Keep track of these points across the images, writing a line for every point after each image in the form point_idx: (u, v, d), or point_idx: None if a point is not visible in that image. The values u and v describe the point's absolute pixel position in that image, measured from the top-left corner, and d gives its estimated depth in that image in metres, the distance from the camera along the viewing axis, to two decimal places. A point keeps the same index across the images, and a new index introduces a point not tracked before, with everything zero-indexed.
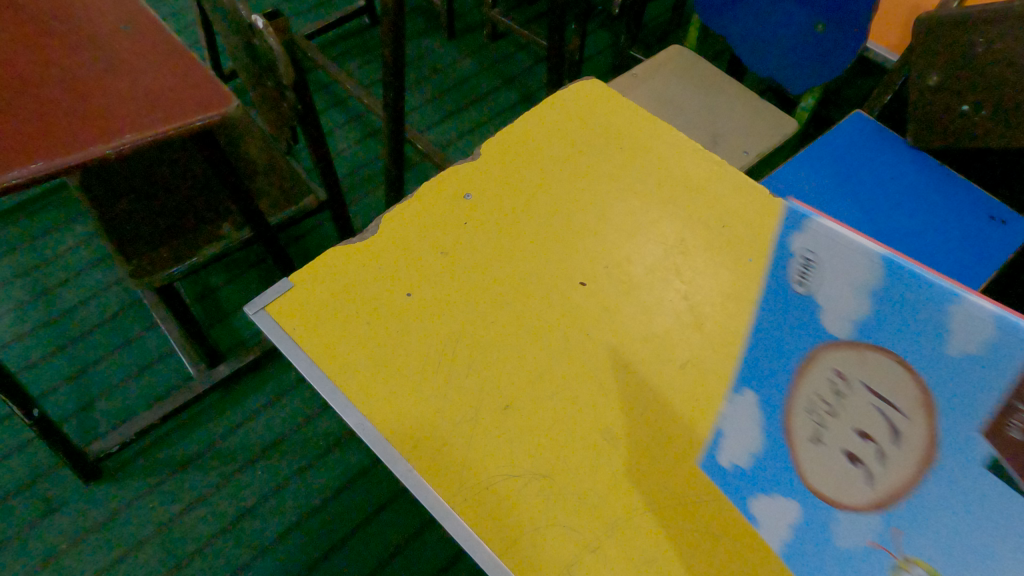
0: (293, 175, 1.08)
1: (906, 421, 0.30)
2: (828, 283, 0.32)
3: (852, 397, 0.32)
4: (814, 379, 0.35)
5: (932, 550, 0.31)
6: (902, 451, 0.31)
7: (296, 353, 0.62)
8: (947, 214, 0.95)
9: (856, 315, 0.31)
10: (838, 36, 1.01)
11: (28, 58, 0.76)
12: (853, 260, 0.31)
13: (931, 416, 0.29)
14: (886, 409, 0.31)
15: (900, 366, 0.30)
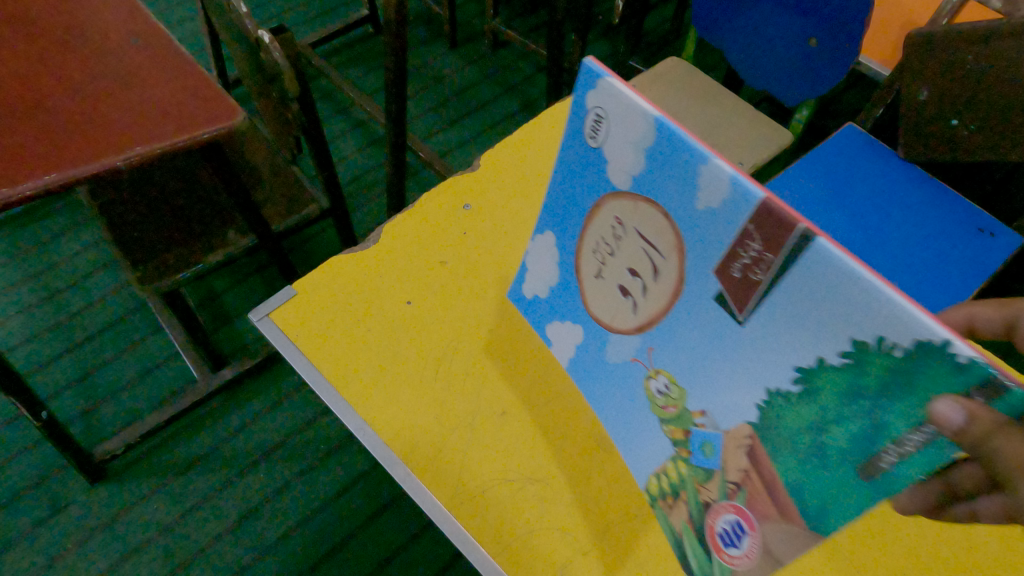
0: (296, 185, 1.11)
1: (661, 260, 0.41)
2: (615, 138, 0.42)
3: (625, 239, 0.45)
4: (604, 221, 0.47)
5: (669, 354, 0.45)
6: (653, 283, 0.44)
7: (297, 358, 0.64)
8: (936, 225, 0.96)
9: (631, 171, 0.42)
10: (829, 51, 1.03)
11: (41, 71, 0.79)
12: (631, 120, 0.40)
13: (678, 258, 0.40)
14: (644, 250, 0.43)
15: (655, 217, 0.40)
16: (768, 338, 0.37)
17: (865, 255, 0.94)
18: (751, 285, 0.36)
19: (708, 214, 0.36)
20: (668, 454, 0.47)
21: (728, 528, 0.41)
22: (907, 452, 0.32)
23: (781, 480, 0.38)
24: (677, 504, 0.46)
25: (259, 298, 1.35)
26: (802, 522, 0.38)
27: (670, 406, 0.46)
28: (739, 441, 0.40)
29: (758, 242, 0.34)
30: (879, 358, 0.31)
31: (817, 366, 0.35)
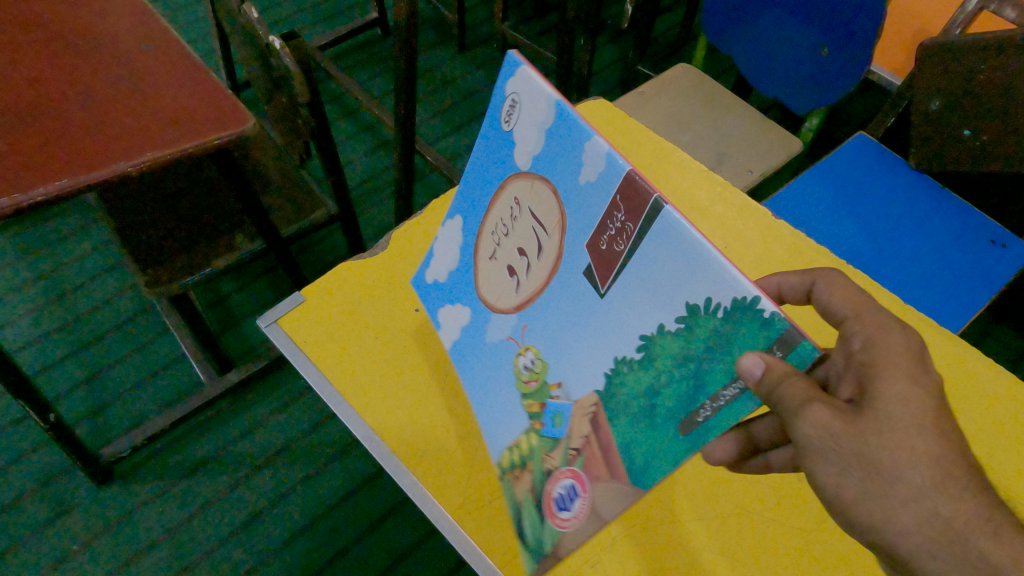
0: (305, 188, 1.10)
1: (547, 237, 0.49)
2: (524, 122, 0.50)
3: (520, 219, 0.52)
4: (503, 205, 0.54)
5: (540, 330, 0.52)
6: (538, 260, 0.51)
7: (306, 366, 0.65)
8: (949, 236, 0.96)
9: (534, 153, 0.49)
10: (841, 60, 1.02)
11: (55, 76, 0.79)
12: (537, 108, 0.48)
13: (560, 234, 0.48)
14: (534, 230, 0.51)
15: (546, 194, 0.48)
16: (618, 306, 0.44)
17: (877, 267, 0.93)
18: (613, 257, 0.43)
19: (592, 186, 0.44)
20: (522, 427, 0.54)
21: (567, 487, 0.49)
22: (719, 408, 0.41)
23: (617, 440, 0.46)
24: (523, 474, 0.53)
25: (266, 301, 1.36)
26: (627, 475, 0.46)
27: (532, 380, 0.53)
28: (585, 410, 0.48)
29: (622, 213, 0.42)
30: (707, 319, 0.39)
31: (659, 332, 0.42)
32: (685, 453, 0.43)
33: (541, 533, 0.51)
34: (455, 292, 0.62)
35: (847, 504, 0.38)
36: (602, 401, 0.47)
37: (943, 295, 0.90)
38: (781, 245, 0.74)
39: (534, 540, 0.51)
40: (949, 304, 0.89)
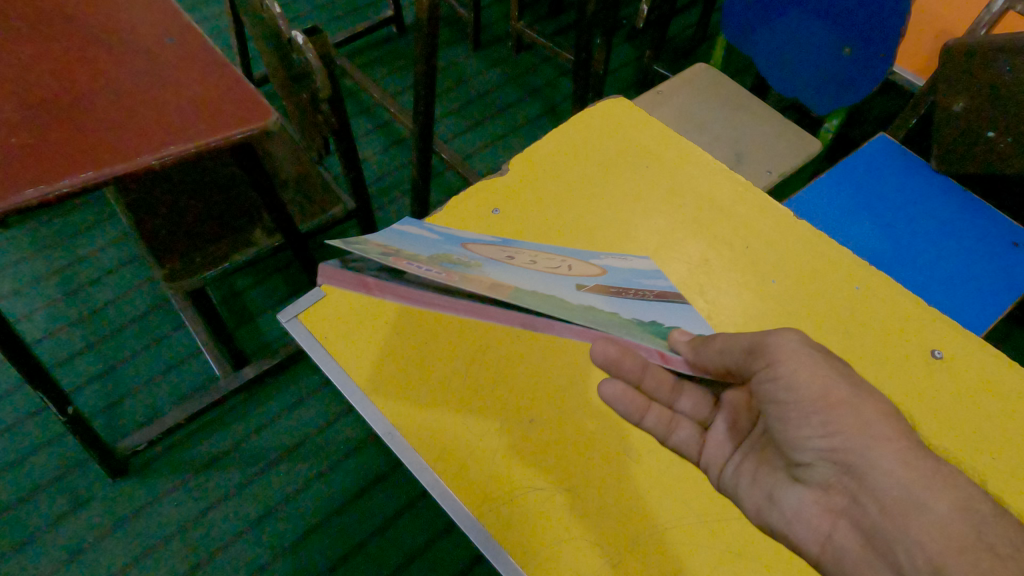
0: (322, 185, 1.11)
1: (566, 270, 0.55)
2: (623, 262, 0.62)
3: (553, 260, 0.57)
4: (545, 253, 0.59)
5: (496, 266, 0.51)
6: (538, 266, 0.54)
7: (325, 361, 0.65)
8: (971, 239, 0.95)
9: (611, 264, 0.60)
10: (864, 60, 1.01)
11: (79, 69, 0.79)
12: (644, 266, 0.62)
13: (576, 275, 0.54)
14: (558, 266, 0.56)
15: (593, 266, 0.57)
16: (589, 293, 0.49)
17: (898, 269, 0.92)
18: (619, 290, 0.51)
19: (648, 286, 0.55)
20: (421, 255, 0.50)
21: (429, 268, 0.44)
22: (634, 326, 0.44)
23: (513, 285, 0.44)
24: (391, 256, 0.47)
25: (280, 297, 1.36)
26: (508, 289, 0.43)
27: (461, 260, 0.51)
28: (498, 277, 0.47)
29: (652, 292, 0.53)
30: (664, 329, 0.48)
31: (612, 308, 0.48)
32: (580, 310, 0.42)
33: (370, 255, 0.43)
34: (435, 237, 0.59)
35: (834, 401, 0.46)
36: (518, 280, 0.46)
37: (967, 297, 0.89)
38: (807, 244, 0.73)
39: (360, 253, 0.44)
40: (972, 307, 0.88)
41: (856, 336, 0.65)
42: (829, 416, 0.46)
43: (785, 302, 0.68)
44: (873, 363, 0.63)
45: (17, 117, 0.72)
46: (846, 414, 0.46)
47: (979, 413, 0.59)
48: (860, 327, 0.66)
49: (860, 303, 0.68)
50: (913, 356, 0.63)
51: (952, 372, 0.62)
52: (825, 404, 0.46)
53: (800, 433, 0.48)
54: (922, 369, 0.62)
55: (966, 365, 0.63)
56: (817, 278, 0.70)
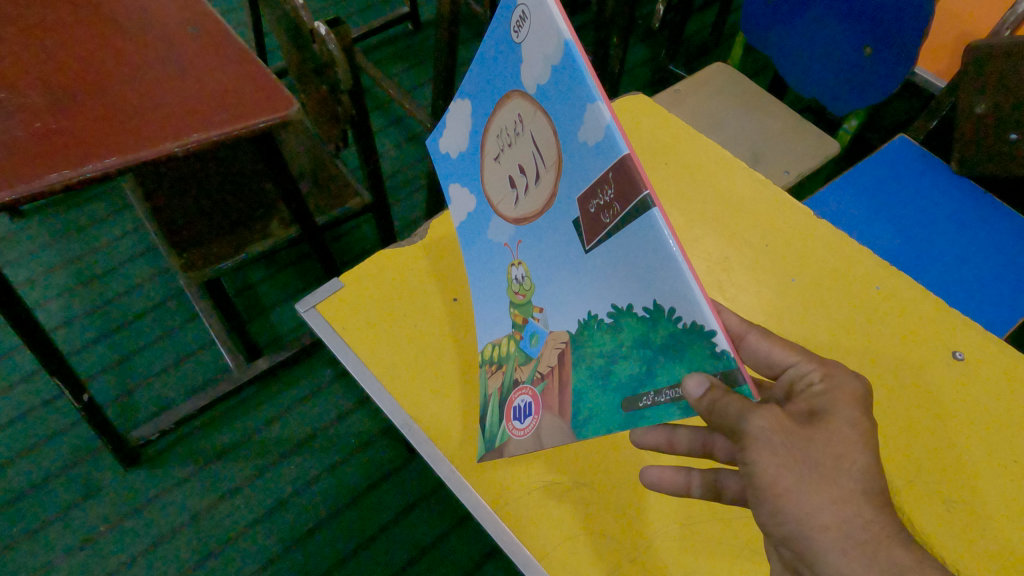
0: (339, 177, 1.11)
1: (546, 172, 0.41)
2: (534, 47, 0.40)
3: (523, 138, 0.43)
4: (510, 113, 0.45)
5: (535, 248, 0.45)
6: (536, 187, 0.43)
7: (344, 351, 0.65)
8: (989, 242, 0.94)
9: (537, 81, 0.40)
10: (884, 61, 1.00)
11: (101, 56, 0.80)
12: (547, 32, 0.38)
13: (555, 176, 0.40)
14: (534, 155, 0.42)
15: (547, 128, 0.39)
16: (600, 267, 0.38)
17: (915, 271, 0.92)
18: (598, 224, 0.36)
19: (587, 152, 0.35)
20: (506, 329, 0.51)
21: (523, 406, 0.48)
22: (661, 401, 0.36)
23: (574, 386, 0.42)
24: (497, 372, 0.53)
25: (295, 290, 1.36)
26: (570, 421, 0.42)
27: (521, 295, 0.48)
28: (555, 343, 0.44)
29: (610, 191, 0.34)
30: (670, 323, 0.34)
31: (627, 309, 0.36)
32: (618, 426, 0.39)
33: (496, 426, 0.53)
34: (467, 174, 0.54)
35: (781, 493, 0.36)
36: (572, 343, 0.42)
37: (987, 300, 0.88)
38: (829, 242, 0.72)
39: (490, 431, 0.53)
40: (991, 310, 0.87)
41: (878, 337, 0.64)
42: (779, 508, 0.37)
43: (804, 298, 0.68)
44: (895, 367, 0.62)
45: (37, 102, 0.72)
46: (800, 506, 0.36)
47: (1003, 417, 0.58)
48: (883, 328, 0.65)
49: (883, 302, 0.67)
50: (937, 359, 0.62)
51: (974, 375, 0.61)
52: (775, 495, 0.37)
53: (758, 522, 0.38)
54: (944, 372, 0.61)
55: (991, 366, 0.61)
56: (840, 278, 0.69)
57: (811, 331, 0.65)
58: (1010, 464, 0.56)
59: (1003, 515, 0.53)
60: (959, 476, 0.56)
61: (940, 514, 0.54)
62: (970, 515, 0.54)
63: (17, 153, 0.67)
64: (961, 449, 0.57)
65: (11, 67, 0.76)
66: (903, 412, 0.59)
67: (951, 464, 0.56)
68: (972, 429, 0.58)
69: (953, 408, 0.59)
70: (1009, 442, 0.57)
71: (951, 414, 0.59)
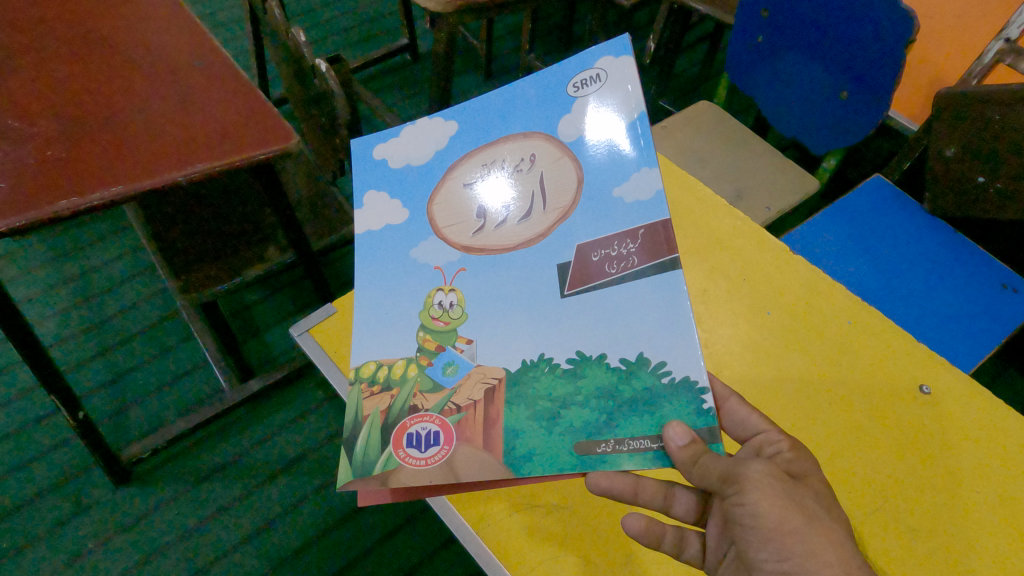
0: (335, 206, 1.16)
1: (541, 212, 0.49)
2: (592, 104, 0.48)
3: (523, 175, 0.50)
4: (516, 150, 0.50)
5: (482, 279, 0.49)
6: (516, 222, 0.49)
7: (337, 377, 0.67)
8: (962, 281, 0.98)
9: (581, 132, 0.48)
10: (860, 103, 1.05)
11: (113, 90, 0.83)
12: (615, 100, 0.47)
13: (557, 216, 0.48)
14: (532, 194, 0.49)
15: (570, 177, 0.48)
16: (574, 309, 0.46)
17: (890, 306, 0.96)
18: (598, 273, 0.46)
19: (624, 205, 0.46)
20: (406, 353, 0.49)
21: (427, 433, 0.45)
22: (621, 450, 0.43)
23: (506, 422, 0.45)
24: (381, 394, 0.48)
25: (288, 314, 1.39)
26: (502, 457, 0.44)
27: (442, 321, 0.49)
28: (485, 378, 0.46)
29: (632, 245, 0.45)
30: (649, 377, 0.43)
31: (597, 359, 0.45)
32: (568, 468, 0.43)
33: (372, 457, 0.45)
34: (405, 192, 0.54)
35: (786, 531, 0.39)
36: (508, 378, 0.46)
37: (956, 340, 0.92)
38: (799, 276, 0.74)
39: (360, 459, 0.45)
40: (961, 344, 0.91)
41: (846, 371, 0.66)
42: (785, 544, 0.39)
43: (780, 337, 0.69)
44: (860, 400, 0.64)
45: (52, 135, 0.75)
46: (800, 543, 0.39)
47: (968, 449, 0.60)
48: (851, 362, 0.67)
49: (852, 336, 0.69)
50: (902, 391, 0.64)
51: (938, 408, 0.63)
52: (780, 532, 0.39)
53: (755, 556, 0.40)
54: (911, 404, 0.63)
55: (958, 401, 0.63)
56: (811, 310, 0.71)
57: (792, 373, 0.66)
58: (978, 494, 0.57)
59: (971, 546, 0.54)
60: (928, 505, 0.57)
61: (907, 550, 0.54)
62: (939, 543, 0.55)
63: (32, 180, 0.70)
64: (930, 479, 0.58)
65: (27, 100, 0.80)
66: (869, 444, 0.61)
67: (917, 496, 0.57)
68: (937, 462, 0.59)
69: (918, 442, 0.61)
70: (975, 470, 0.58)
71: (920, 448, 0.60)
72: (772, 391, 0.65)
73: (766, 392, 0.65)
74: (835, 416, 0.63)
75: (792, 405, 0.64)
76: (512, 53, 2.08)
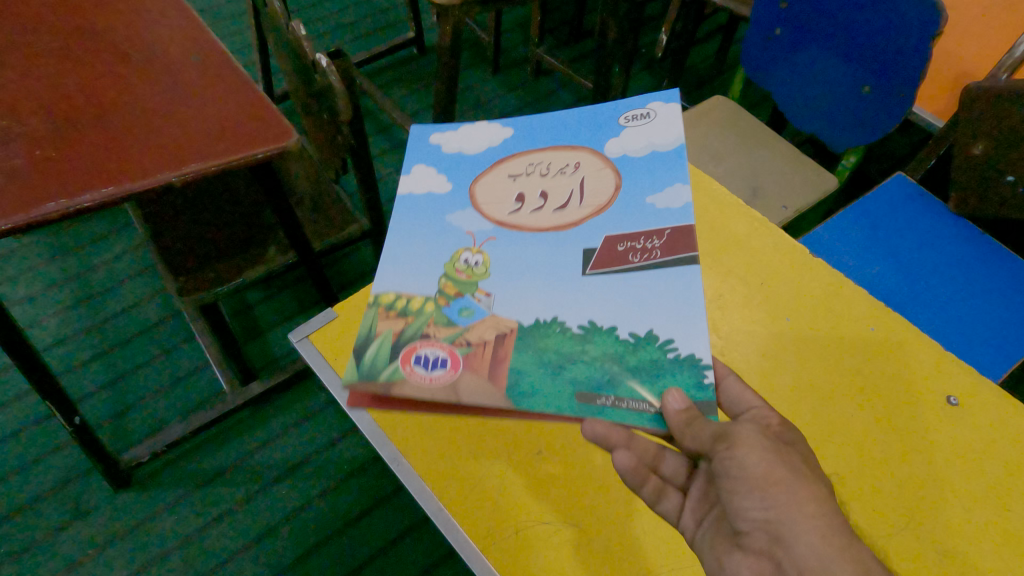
0: (340, 205, 1.13)
1: (577, 207, 0.50)
2: (639, 132, 0.53)
3: (565, 176, 0.51)
4: (560, 155, 0.52)
5: (513, 255, 0.49)
6: (551, 213, 0.50)
7: (337, 386, 0.62)
8: (987, 284, 0.94)
9: (626, 151, 0.52)
10: (883, 99, 1.01)
11: (104, 86, 0.80)
12: (663, 133, 0.52)
13: (591, 212, 0.50)
14: (570, 192, 0.51)
15: (607, 182, 0.51)
16: (597, 287, 0.47)
17: (912, 311, 0.92)
18: (622, 260, 0.47)
19: (654, 209, 0.49)
20: (424, 291, 0.47)
21: (435, 357, 0.44)
22: (620, 405, 0.42)
23: (511, 362, 0.44)
24: (397, 319, 0.46)
25: (291, 315, 1.36)
26: (505, 389, 0.42)
27: (465, 274, 0.48)
28: (499, 325, 0.45)
29: (657, 241, 0.47)
30: (658, 351, 0.43)
31: (608, 330, 0.45)
32: (571, 409, 0.41)
33: (380, 366, 0.43)
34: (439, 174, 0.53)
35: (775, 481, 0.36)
36: (520, 329, 0.45)
37: (982, 347, 0.88)
38: (821, 281, 0.70)
39: (368, 366, 0.44)
40: (987, 353, 0.87)
41: (870, 378, 0.62)
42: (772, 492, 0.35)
43: (802, 345, 0.65)
44: (879, 408, 0.60)
45: (40, 132, 0.73)
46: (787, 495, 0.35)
47: (988, 464, 0.56)
48: (878, 369, 0.63)
49: (878, 343, 0.65)
50: (928, 400, 0.60)
51: (963, 419, 0.59)
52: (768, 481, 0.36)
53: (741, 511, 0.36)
54: (935, 414, 0.59)
55: (987, 414, 0.59)
56: (835, 318, 0.67)
57: (811, 380, 0.63)
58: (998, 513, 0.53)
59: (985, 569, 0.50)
60: (944, 523, 0.53)
61: (909, 559, 0.51)
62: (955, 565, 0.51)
63: (20, 179, 0.68)
64: (949, 495, 0.54)
65: (16, 97, 0.77)
66: (886, 455, 0.57)
67: (924, 504, 0.54)
68: (951, 474, 0.55)
69: (936, 450, 0.57)
70: (996, 486, 0.54)
71: (939, 461, 0.56)
72: (796, 404, 0.61)
73: (780, 394, 0.62)
74: (855, 427, 0.59)
75: (814, 417, 0.60)
76: (521, 47, 2.04)
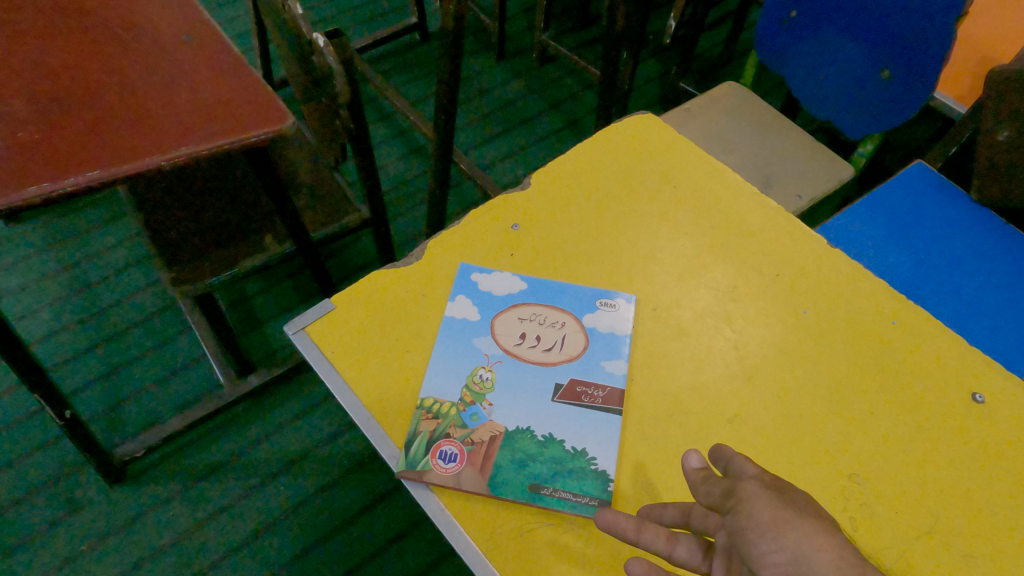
0: (338, 193, 1.10)
1: (549, 346, 0.59)
2: (606, 317, 0.62)
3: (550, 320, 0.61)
4: (543, 311, 0.62)
5: (515, 378, 0.57)
6: (539, 351, 0.59)
7: (330, 376, 0.57)
8: (1007, 276, 0.90)
9: (594, 323, 0.61)
10: (903, 84, 0.97)
11: (91, 66, 0.77)
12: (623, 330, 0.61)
13: (562, 356, 0.58)
14: (550, 338, 0.60)
15: (575, 334, 0.60)
16: (559, 411, 0.55)
17: (932, 304, 0.88)
18: (576, 398, 0.56)
19: (603, 368, 0.58)
20: (450, 397, 0.55)
21: (449, 452, 0.52)
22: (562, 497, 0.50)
23: (498, 458, 0.52)
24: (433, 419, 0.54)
25: (290, 306, 1.33)
26: (489, 479, 0.50)
27: (478, 386, 0.56)
28: (492, 428, 0.54)
29: (603, 390, 0.57)
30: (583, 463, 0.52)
31: (575, 452, 0.53)
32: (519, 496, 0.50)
33: (417, 456, 0.52)
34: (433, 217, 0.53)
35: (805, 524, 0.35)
36: (506, 434, 0.53)
37: (1005, 343, 0.84)
38: (842, 272, 0.67)
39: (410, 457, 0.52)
40: (1011, 348, 0.84)
41: (893, 372, 0.59)
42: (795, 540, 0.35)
43: (822, 337, 0.61)
44: (901, 403, 0.57)
45: (22, 113, 0.69)
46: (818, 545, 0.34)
47: (1012, 462, 0.53)
48: (902, 363, 0.59)
49: (902, 338, 0.61)
50: (952, 396, 0.57)
51: (987, 416, 0.56)
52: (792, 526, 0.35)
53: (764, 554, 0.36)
54: (958, 410, 0.56)
55: (1012, 412, 0.56)
56: (857, 311, 0.63)
57: (833, 372, 0.59)
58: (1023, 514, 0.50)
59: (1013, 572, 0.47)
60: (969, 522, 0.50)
61: (935, 558, 0.48)
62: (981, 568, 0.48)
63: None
64: (974, 494, 0.51)
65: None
66: (910, 452, 0.54)
67: (950, 499, 0.51)
68: (974, 473, 0.53)
69: (957, 447, 0.54)
70: (1018, 485, 0.52)
71: (961, 458, 0.53)
72: (820, 400, 0.57)
73: (800, 387, 0.58)
74: (878, 423, 0.56)
75: (837, 414, 0.56)
76: (526, 33, 2.00)
